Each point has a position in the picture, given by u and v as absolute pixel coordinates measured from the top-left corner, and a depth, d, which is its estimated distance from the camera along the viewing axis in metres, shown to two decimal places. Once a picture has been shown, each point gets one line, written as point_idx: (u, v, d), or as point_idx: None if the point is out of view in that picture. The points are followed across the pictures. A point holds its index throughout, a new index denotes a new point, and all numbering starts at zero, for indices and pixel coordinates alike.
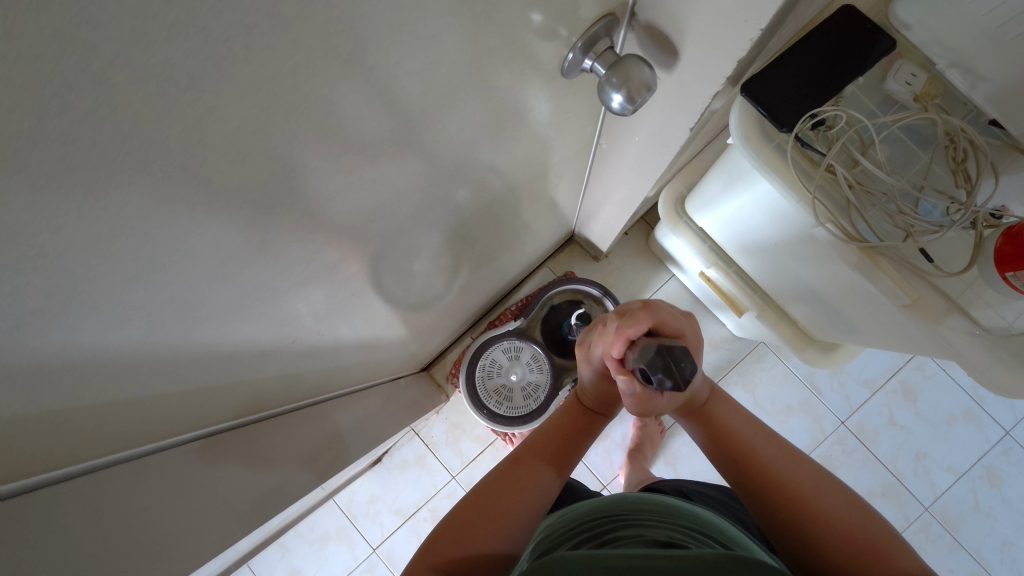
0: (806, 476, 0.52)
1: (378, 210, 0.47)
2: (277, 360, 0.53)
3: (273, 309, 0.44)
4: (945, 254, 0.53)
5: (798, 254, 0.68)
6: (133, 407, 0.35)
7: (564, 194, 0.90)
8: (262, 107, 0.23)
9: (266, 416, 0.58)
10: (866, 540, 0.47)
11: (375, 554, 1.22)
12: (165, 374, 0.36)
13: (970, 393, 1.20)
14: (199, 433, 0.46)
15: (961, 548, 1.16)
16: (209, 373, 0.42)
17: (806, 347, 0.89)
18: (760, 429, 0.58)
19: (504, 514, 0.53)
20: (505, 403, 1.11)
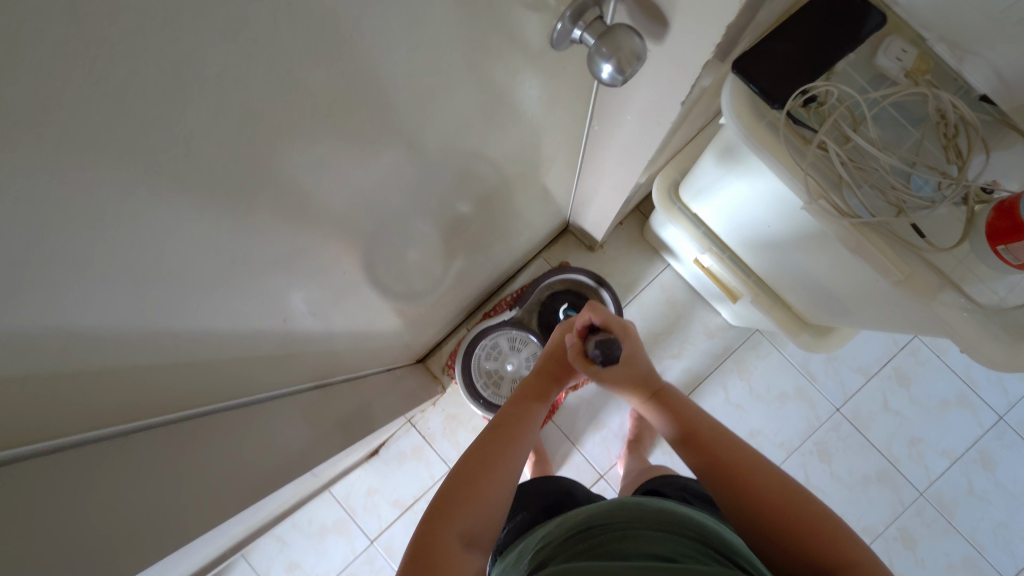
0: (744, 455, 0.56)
1: (371, 193, 0.47)
2: (270, 341, 0.53)
3: (264, 284, 0.44)
4: (936, 230, 0.53)
5: (792, 237, 0.68)
6: (122, 375, 0.35)
7: (557, 181, 0.90)
8: (242, 54, 0.23)
9: (260, 399, 0.58)
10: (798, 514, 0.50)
11: (373, 547, 1.22)
12: (153, 343, 0.36)
13: (963, 378, 1.20)
14: (191, 412, 0.46)
15: (956, 532, 1.17)
16: (199, 350, 0.41)
17: (800, 331, 0.89)
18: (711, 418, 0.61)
19: (495, 476, 0.53)
20: (500, 393, 1.11)
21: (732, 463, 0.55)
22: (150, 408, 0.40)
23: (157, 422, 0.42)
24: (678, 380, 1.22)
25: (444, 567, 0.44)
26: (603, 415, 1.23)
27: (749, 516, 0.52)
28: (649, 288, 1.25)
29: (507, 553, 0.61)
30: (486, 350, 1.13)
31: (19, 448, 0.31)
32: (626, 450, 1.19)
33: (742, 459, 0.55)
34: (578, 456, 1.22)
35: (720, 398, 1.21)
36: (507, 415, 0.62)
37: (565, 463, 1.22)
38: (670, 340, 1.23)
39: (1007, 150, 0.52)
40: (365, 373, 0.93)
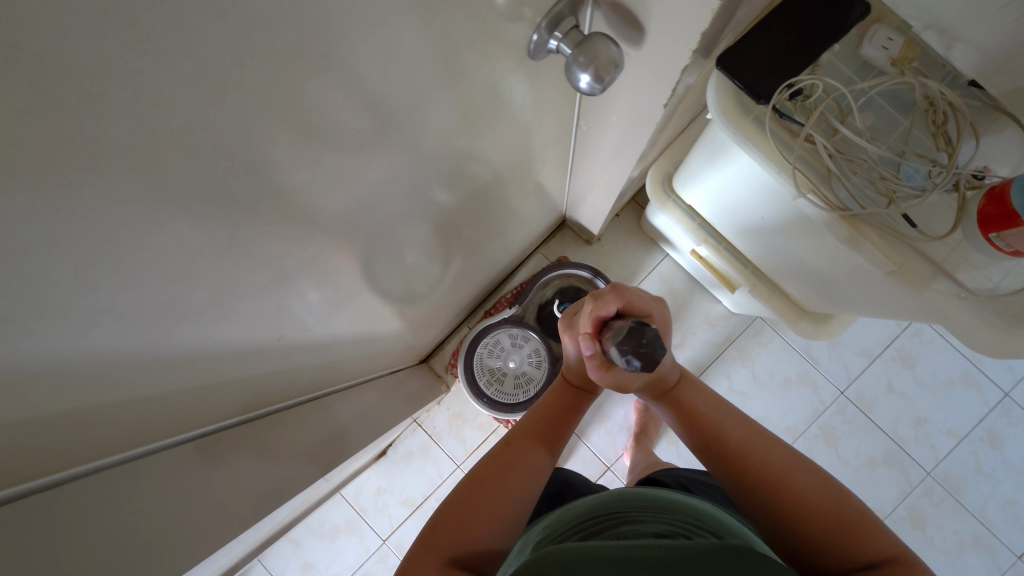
0: (743, 432, 0.57)
1: (359, 207, 0.48)
2: (270, 357, 0.54)
3: (257, 305, 0.44)
4: (928, 219, 0.53)
5: (785, 227, 0.67)
6: (119, 402, 0.36)
7: (550, 177, 0.90)
8: (203, 98, 0.24)
9: (265, 412, 0.59)
10: (778, 476, 0.52)
11: (386, 545, 1.24)
12: (147, 368, 0.36)
13: (969, 357, 1.19)
14: (194, 434, 0.47)
15: (965, 510, 1.17)
16: (197, 374, 0.42)
17: (799, 319, 0.88)
18: (731, 412, 0.60)
19: (515, 481, 0.58)
20: (526, 388, 1.12)
21: (759, 467, 0.53)
22: (153, 432, 0.41)
23: (159, 447, 0.43)
24: None
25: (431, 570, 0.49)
26: (608, 407, 1.24)
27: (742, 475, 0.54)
28: (648, 280, 1.25)
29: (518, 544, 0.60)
30: (484, 369, 1.13)
31: (12, 488, 0.31)
32: (632, 441, 1.20)
33: (762, 453, 0.54)
34: (584, 449, 1.23)
35: (724, 386, 1.22)
36: (522, 429, 0.67)
37: (571, 456, 1.23)
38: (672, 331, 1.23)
39: (996, 135, 0.52)
40: (369, 378, 0.94)
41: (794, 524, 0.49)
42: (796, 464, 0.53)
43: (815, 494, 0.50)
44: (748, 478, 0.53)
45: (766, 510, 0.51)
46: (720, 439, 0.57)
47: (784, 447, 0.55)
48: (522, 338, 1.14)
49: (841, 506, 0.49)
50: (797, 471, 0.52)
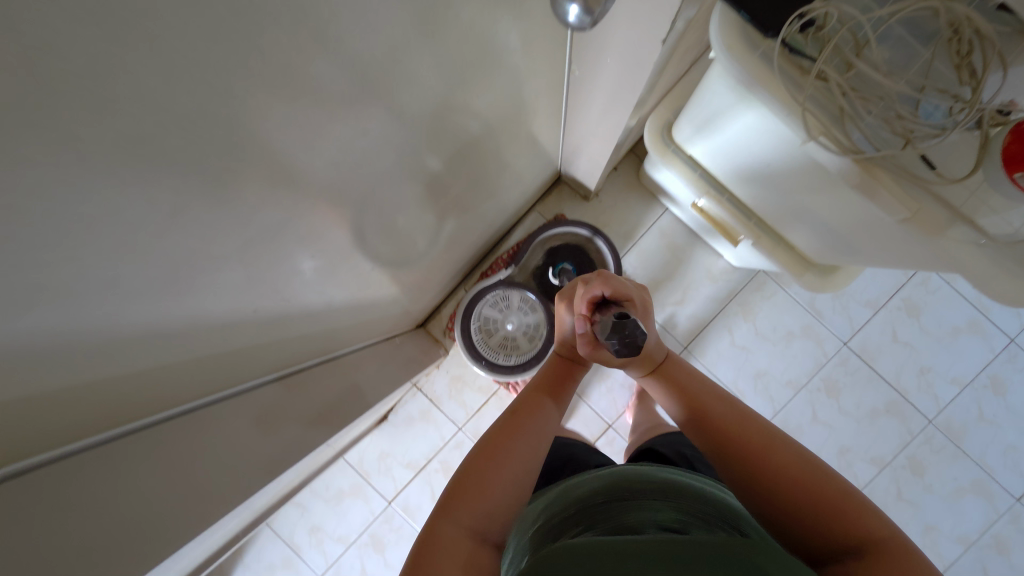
0: (724, 408, 0.58)
1: (335, 167, 0.44)
2: (258, 332, 0.51)
3: (238, 275, 0.41)
4: (946, 159, 0.49)
5: (793, 175, 0.64)
6: (87, 386, 0.33)
7: (543, 129, 0.85)
8: (117, 40, 0.21)
9: (261, 382, 0.57)
10: (753, 445, 0.52)
11: (391, 506, 1.25)
12: (121, 346, 0.34)
13: (975, 304, 1.17)
14: (186, 409, 0.45)
15: (965, 456, 1.17)
16: (175, 353, 0.40)
17: (804, 271, 0.85)
18: (716, 390, 0.62)
19: (523, 444, 0.58)
20: (535, 336, 1.11)
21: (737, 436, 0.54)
22: (134, 411, 0.39)
23: (142, 424, 0.40)
24: (682, 327, 1.21)
25: (439, 535, 0.47)
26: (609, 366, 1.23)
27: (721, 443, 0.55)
28: (648, 235, 1.21)
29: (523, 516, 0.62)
30: (488, 347, 1.10)
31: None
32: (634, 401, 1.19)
33: (741, 425, 0.55)
34: (585, 408, 1.23)
35: (725, 341, 1.20)
36: (528, 398, 0.67)
37: (573, 416, 1.23)
38: (672, 288, 1.21)
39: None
40: (366, 345, 0.92)
41: (766, 488, 0.49)
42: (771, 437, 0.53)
43: (787, 461, 0.50)
44: (726, 445, 0.54)
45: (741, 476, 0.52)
46: (702, 411, 0.59)
47: (759, 421, 0.55)
48: (505, 297, 1.12)
49: (816, 473, 0.49)
50: (779, 442, 0.52)
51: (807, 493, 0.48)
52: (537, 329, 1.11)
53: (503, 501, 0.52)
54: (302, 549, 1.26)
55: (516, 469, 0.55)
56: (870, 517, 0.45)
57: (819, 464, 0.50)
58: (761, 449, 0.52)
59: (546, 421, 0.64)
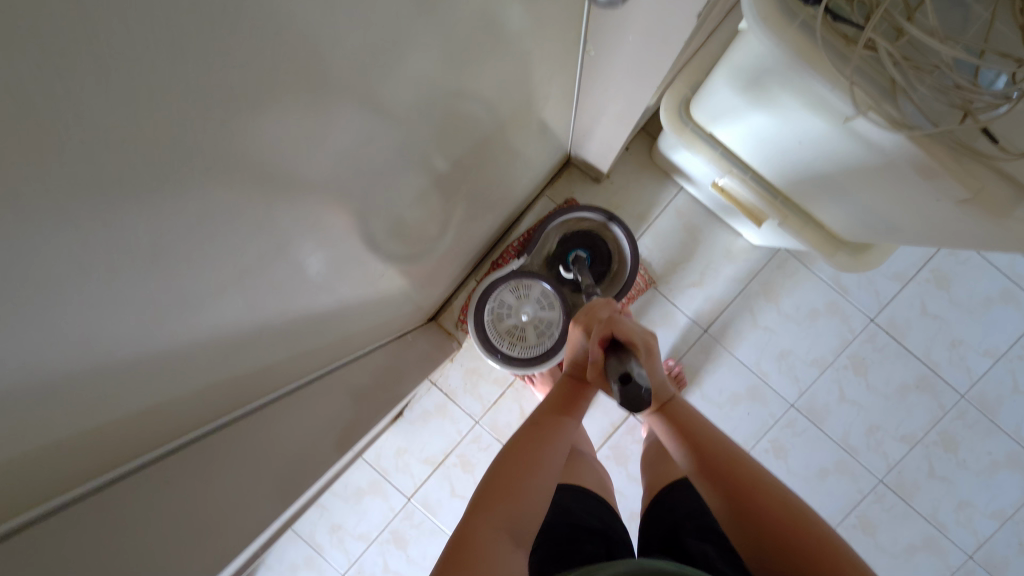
0: (725, 454, 0.60)
1: (333, 173, 0.40)
2: (265, 353, 0.48)
3: (242, 291, 0.38)
4: (1012, 131, 0.44)
5: (830, 151, 0.59)
6: (93, 434, 0.31)
7: (553, 113, 0.80)
8: (52, 71, 0.17)
9: (279, 396, 0.54)
10: (756, 500, 0.56)
11: (411, 503, 1.24)
12: (128, 378, 0.31)
13: (1009, 273, 1.12)
14: (200, 434, 0.42)
15: (999, 430, 1.14)
16: (182, 386, 0.37)
17: (835, 251, 0.80)
18: (715, 432, 0.64)
19: (546, 453, 0.61)
20: (547, 302, 1.07)
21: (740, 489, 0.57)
22: (148, 442, 0.36)
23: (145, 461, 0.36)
24: (701, 310, 1.17)
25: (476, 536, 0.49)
26: None
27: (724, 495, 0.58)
28: (663, 216, 1.17)
29: None
30: (517, 344, 1.07)
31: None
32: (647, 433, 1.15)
33: (743, 476, 0.58)
34: (603, 396, 1.20)
35: (747, 324, 1.16)
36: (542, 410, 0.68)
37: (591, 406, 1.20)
38: (690, 270, 1.17)
39: None
40: (380, 344, 0.89)
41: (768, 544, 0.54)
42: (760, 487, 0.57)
43: (784, 516, 0.54)
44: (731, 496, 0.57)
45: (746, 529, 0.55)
46: (706, 456, 0.61)
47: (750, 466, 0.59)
48: (501, 299, 1.08)
49: (813, 534, 0.52)
50: (779, 498, 0.56)
51: (806, 552, 0.51)
52: (548, 296, 1.07)
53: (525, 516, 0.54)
54: (324, 548, 1.25)
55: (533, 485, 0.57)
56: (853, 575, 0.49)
57: (805, 518, 0.54)
58: (758, 501, 0.56)
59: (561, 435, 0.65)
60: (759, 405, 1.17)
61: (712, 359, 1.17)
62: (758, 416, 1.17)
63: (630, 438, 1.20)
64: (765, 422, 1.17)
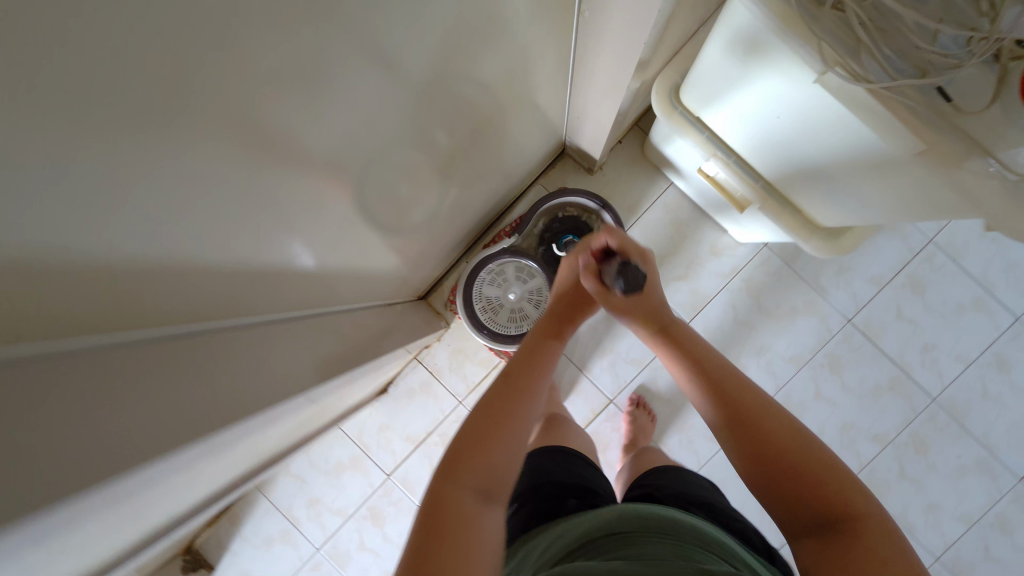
0: (727, 375, 0.63)
1: (345, 99, 0.43)
2: (262, 273, 0.50)
3: (250, 194, 0.40)
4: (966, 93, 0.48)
5: (806, 127, 0.63)
6: (123, 290, 0.33)
7: (550, 91, 0.84)
8: None
9: (271, 319, 0.56)
10: (756, 415, 0.58)
11: (390, 480, 1.25)
12: (143, 251, 0.33)
13: (980, 281, 1.16)
14: (204, 327, 0.44)
15: (968, 434, 1.17)
16: (190, 278, 0.39)
17: (811, 236, 0.84)
18: (718, 356, 0.66)
19: (521, 406, 0.61)
20: (525, 272, 1.11)
21: (740, 406, 0.59)
22: (166, 316, 0.38)
23: (138, 338, 0.36)
24: (685, 301, 1.20)
25: (446, 504, 0.49)
26: (613, 340, 1.22)
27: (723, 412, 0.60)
28: (652, 209, 1.21)
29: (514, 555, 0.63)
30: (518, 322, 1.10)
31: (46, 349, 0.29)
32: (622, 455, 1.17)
33: (743, 395, 0.60)
34: (585, 382, 1.22)
35: (729, 317, 1.20)
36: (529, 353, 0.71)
37: (574, 391, 1.22)
38: (676, 263, 1.20)
39: None
40: (369, 306, 0.91)
41: (764, 452, 0.55)
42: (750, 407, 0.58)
43: (781, 428, 0.56)
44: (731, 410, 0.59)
45: (741, 440, 0.57)
46: (708, 376, 0.63)
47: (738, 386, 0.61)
48: (487, 302, 1.11)
49: (810, 444, 0.54)
50: (780, 414, 0.57)
51: (801, 460, 0.53)
52: (528, 269, 1.11)
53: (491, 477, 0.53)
54: (300, 522, 1.25)
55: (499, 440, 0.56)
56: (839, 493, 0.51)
57: (793, 435, 0.55)
58: (758, 416, 0.57)
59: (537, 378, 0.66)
60: None
61: None
62: None
63: (609, 426, 1.22)
64: None
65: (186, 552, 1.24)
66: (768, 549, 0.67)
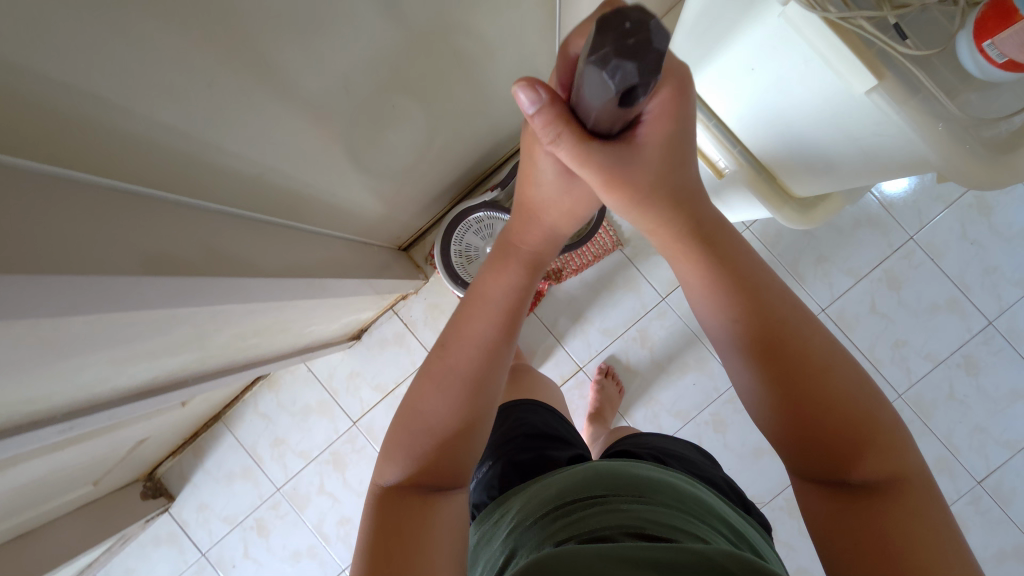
0: (785, 317, 0.49)
1: None
2: (216, 157, 0.52)
3: (212, 68, 0.44)
4: (924, 35, 0.52)
5: (767, 83, 0.64)
6: (59, 117, 0.35)
7: (539, 38, 0.85)
8: None
9: (217, 210, 0.57)
10: (818, 367, 0.48)
11: (355, 428, 1.26)
12: (85, 87, 0.35)
13: (956, 282, 1.17)
14: (138, 188, 0.46)
15: (931, 433, 1.17)
16: (137, 128, 0.41)
17: (782, 205, 0.83)
18: (770, 278, 0.51)
19: (480, 404, 0.56)
20: (488, 224, 1.11)
21: (803, 363, 0.48)
22: (99, 160, 0.40)
23: (82, 180, 0.40)
24: (664, 275, 1.20)
25: (404, 511, 0.49)
26: (589, 308, 1.22)
27: (779, 379, 0.48)
28: None
29: (484, 519, 0.62)
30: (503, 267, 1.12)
31: None
32: (588, 422, 1.18)
33: (808, 349, 0.48)
34: (557, 347, 1.23)
35: None
36: (482, 313, 0.57)
37: (545, 356, 1.23)
38: None
39: None
40: (344, 239, 0.93)
41: (830, 421, 0.47)
42: (756, 299, 0.49)
43: (846, 386, 0.47)
44: (798, 375, 0.48)
45: (804, 412, 0.48)
46: (765, 325, 0.49)
47: (745, 267, 0.50)
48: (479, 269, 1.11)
49: (872, 401, 0.48)
50: (842, 363, 0.48)
51: (861, 423, 0.47)
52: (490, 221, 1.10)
53: (439, 466, 0.53)
54: (263, 461, 1.26)
55: (440, 426, 0.54)
56: (847, 404, 0.47)
57: (798, 331, 0.49)
58: (821, 372, 0.47)
59: (481, 335, 0.57)
60: (705, 376, 1.21)
61: (666, 324, 1.21)
62: (703, 387, 1.21)
63: (577, 393, 1.23)
64: (708, 395, 1.20)
65: (148, 478, 1.26)
66: (743, 500, 0.66)
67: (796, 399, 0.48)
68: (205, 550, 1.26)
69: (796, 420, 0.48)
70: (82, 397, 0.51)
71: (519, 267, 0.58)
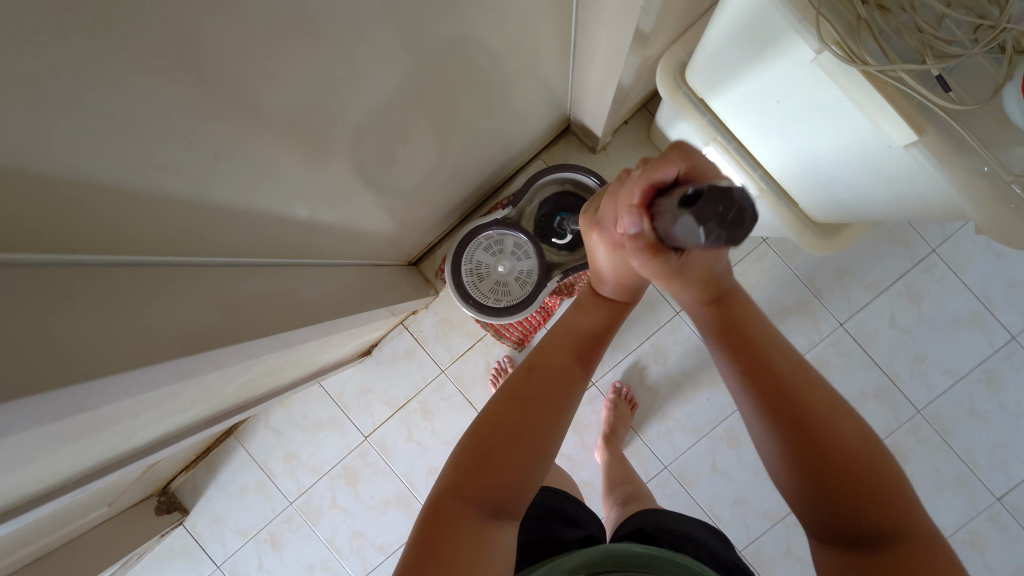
0: (795, 367, 0.53)
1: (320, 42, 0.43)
2: (225, 213, 0.50)
3: (224, 134, 0.42)
4: (966, 84, 0.50)
5: (795, 118, 0.61)
6: (77, 209, 0.34)
7: (552, 57, 0.82)
8: None
9: (230, 261, 0.56)
10: (823, 412, 0.50)
11: (366, 442, 1.26)
12: (99, 176, 0.34)
13: (979, 296, 1.14)
14: (154, 259, 0.44)
15: (949, 449, 1.15)
16: (149, 204, 0.40)
17: (805, 230, 0.83)
18: (784, 344, 0.56)
19: (547, 425, 0.57)
20: (495, 247, 1.09)
21: (806, 406, 0.50)
22: (117, 241, 0.39)
23: (104, 262, 0.39)
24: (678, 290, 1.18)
25: (453, 525, 0.47)
26: None
27: (784, 412, 0.50)
28: None
29: None
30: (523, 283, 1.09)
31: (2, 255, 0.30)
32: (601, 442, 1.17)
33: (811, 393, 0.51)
34: None
35: None
36: (550, 348, 0.65)
37: None
38: None
39: None
40: (356, 263, 0.91)
41: (831, 462, 0.47)
42: (763, 351, 0.55)
43: (854, 436, 0.48)
44: (811, 412, 0.50)
45: (806, 443, 0.48)
46: (776, 372, 0.53)
47: (757, 327, 0.58)
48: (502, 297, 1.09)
49: (883, 458, 0.47)
50: (848, 414, 0.50)
51: (862, 470, 0.46)
52: (498, 242, 1.09)
53: (500, 484, 0.52)
54: (275, 474, 1.27)
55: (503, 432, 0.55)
56: (852, 449, 0.47)
57: (805, 381, 0.52)
58: (827, 420, 0.49)
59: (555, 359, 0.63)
60: (720, 391, 1.19)
61: (680, 339, 1.19)
62: (717, 404, 1.19)
63: (589, 409, 1.22)
64: (722, 411, 1.19)
65: (163, 492, 1.27)
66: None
67: (805, 430, 0.49)
68: (221, 562, 1.28)
69: (806, 457, 0.48)
70: (97, 459, 0.50)
71: (606, 308, 0.70)
